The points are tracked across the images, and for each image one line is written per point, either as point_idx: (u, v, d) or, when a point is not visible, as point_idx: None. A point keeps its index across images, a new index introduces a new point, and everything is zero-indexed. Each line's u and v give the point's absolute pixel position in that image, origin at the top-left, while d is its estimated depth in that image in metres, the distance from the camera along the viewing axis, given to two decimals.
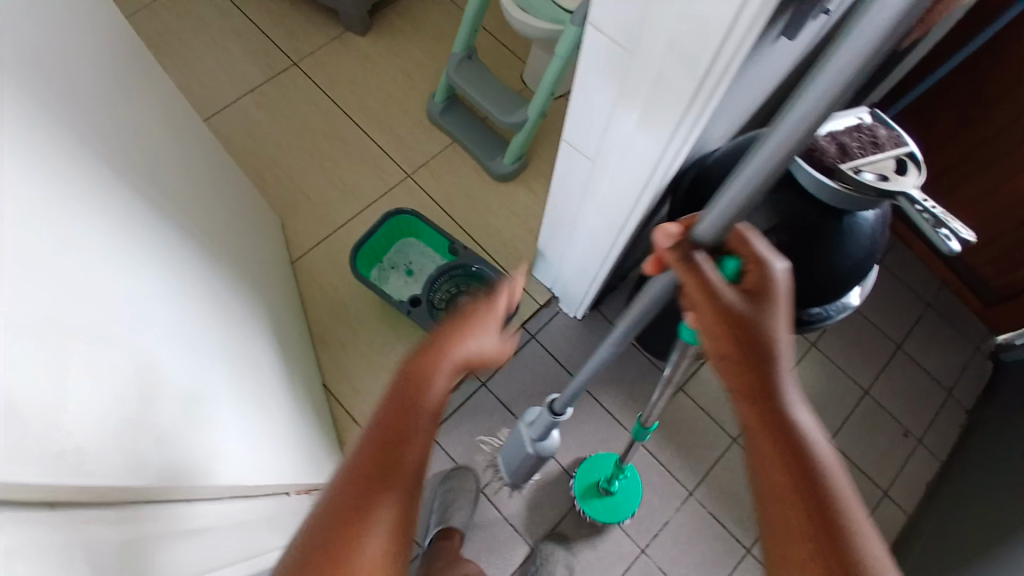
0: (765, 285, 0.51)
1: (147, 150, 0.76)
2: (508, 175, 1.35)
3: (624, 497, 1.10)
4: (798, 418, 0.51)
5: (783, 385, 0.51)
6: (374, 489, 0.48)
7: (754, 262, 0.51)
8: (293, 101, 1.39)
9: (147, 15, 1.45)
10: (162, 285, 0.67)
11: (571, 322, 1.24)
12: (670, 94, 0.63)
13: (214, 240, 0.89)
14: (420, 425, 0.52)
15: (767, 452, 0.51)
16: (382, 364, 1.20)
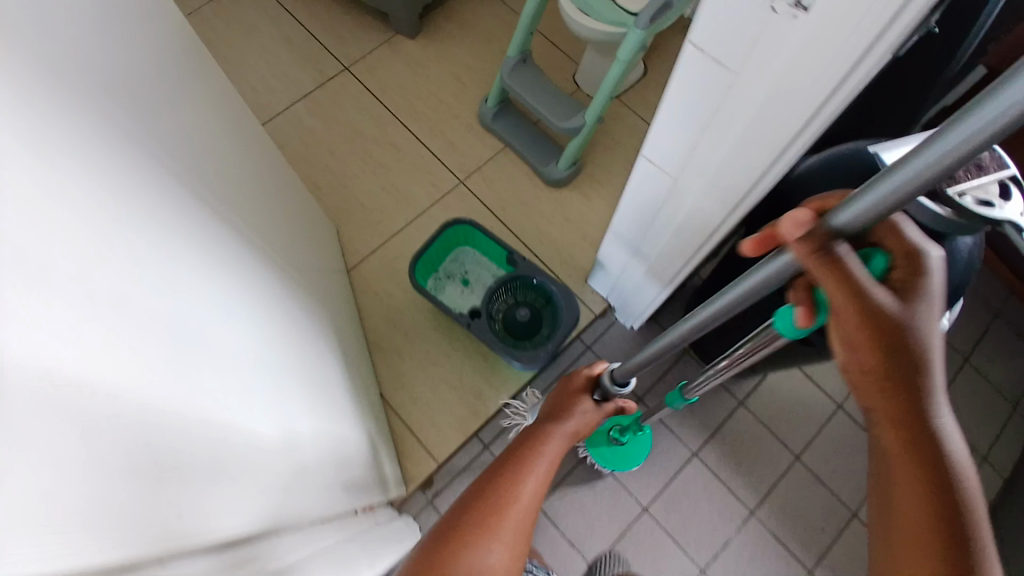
0: (921, 284, 0.43)
1: (235, 179, 0.76)
2: (562, 181, 1.32)
3: (635, 449, 1.10)
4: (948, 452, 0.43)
5: (934, 407, 0.43)
6: (478, 522, 0.60)
7: (909, 258, 0.44)
8: (345, 106, 1.39)
9: (200, 19, 1.46)
10: (248, 322, 0.68)
11: (627, 333, 1.24)
12: (770, 127, 0.59)
13: (283, 254, 0.89)
14: (537, 469, 0.68)
15: (898, 468, 0.44)
16: (438, 373, 1.20)
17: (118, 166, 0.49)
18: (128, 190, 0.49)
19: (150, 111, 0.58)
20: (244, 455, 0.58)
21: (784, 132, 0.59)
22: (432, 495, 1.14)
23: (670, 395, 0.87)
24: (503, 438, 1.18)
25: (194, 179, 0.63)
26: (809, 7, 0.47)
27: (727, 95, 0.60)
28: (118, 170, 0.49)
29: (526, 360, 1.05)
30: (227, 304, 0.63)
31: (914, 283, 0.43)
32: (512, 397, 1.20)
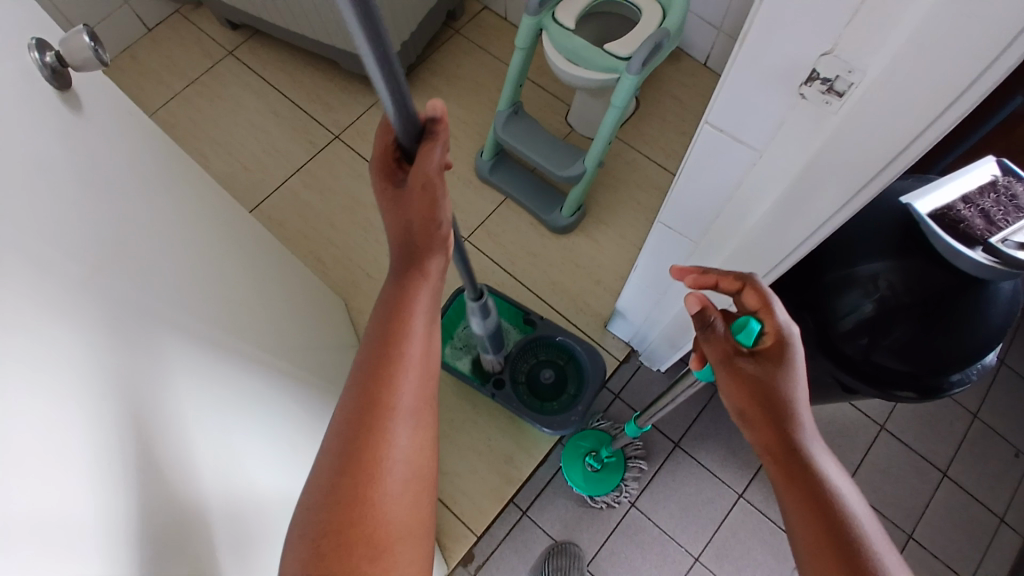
0: (783, 342, 0.56)
1: (243, 300, 0.74)
2: (568, 227, 1.30)
3: (612, 476, 1.11)
4: (822, 464, 0.53)
5: (808, 444, 0.54)
6: (367, 448, 0.46)
7: (774, 325, 0.57)
8: (338, 175, 1.37)
9: (181, 102, 1.45)
10: (258, 466, 0.65)
11: (655, 375, 1.20)
12: (804, 193, 0.56)
13: (295, 350, 0.86)
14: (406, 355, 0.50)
15: (794, 502, 0.52)
16: (466, 442, 1.16)
17: (108, 348, 0.46)
18: (122, 374, 0.46)
19: (151, 265, 0.56)
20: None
21: (823, 198, 0.55)
22: (475, 570, 1.08)
23: (629, 426, 0.99)
24: (541, 500, 1.13)
25: (196, 321, 0.61)
26: (842, 93, 0.45)
27: (753, 166, 0.58)
28: (112, 357, 0.46)
29: (556, 427, 1.01)
30: (237, 438, 0.61)
31: (780, 347, 0.56)
32: (545, 456, 1.15)
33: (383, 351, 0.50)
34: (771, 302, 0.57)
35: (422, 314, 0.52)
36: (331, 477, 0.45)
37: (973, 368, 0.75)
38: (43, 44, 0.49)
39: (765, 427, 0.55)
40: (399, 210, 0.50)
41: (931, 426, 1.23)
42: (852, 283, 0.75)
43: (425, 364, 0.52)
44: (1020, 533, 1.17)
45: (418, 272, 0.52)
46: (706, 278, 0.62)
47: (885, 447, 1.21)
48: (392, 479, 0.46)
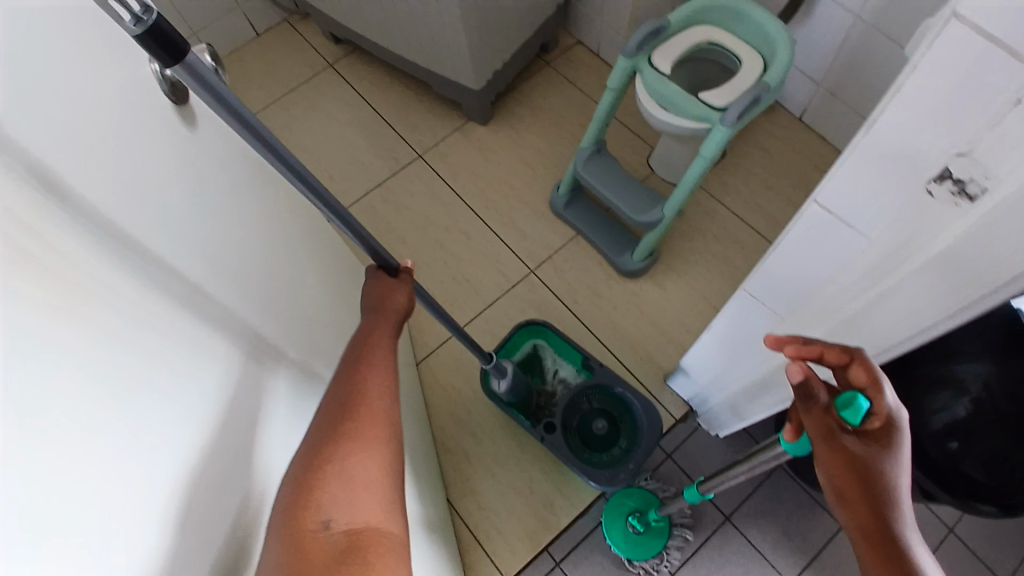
0: (892, 426, 0.49)
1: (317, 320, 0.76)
2: (638, 271, 1.26)
3: (655, 538, 1.05)
4: (922, 561, 0.47)
5: (906, 537, 0.48)
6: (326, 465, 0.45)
7: (884, 407, 0.49)
8: (416, 194, 1.40)
9: (279, 107, 1.52)
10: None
11: (711, 439, 1.15)
12: (924, 283, 0.51)
13: None
14: (368, 381, 0.52)
15: None
16: (507, 480, 1.15)
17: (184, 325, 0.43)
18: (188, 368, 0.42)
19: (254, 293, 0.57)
20: None
21: (950, 293, 0.50)
22: None
23: (689, 492, 0.93)
24: (575, 553, 1.09)
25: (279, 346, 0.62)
26: (975, 197, 0.41)
27: (861, 253, 0.54)
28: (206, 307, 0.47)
29: (604, 482, 0.97)
30: None
31: (888, 432, 0.49)
32: (586, 507, 1.11)
33: (348, 373, 0.52)
34: (882, 381, 0.49)
35: (384, 347, 0.56)
36: (300, 487, 0.44)
37: None
38: (162, 60, 0.48)
39: (864, 521, 0.49)
40: (383, 287, 0.60)
41: (1016, 543, 1.11)
42: (947, 379, 0.75)
43: (393, 385, 0.53)
44: None
45: (381, 318, 0.58)
46: (808, 349, 0.53)
47: (962, 557, 1.09)
48: (361, 497, 0.44)
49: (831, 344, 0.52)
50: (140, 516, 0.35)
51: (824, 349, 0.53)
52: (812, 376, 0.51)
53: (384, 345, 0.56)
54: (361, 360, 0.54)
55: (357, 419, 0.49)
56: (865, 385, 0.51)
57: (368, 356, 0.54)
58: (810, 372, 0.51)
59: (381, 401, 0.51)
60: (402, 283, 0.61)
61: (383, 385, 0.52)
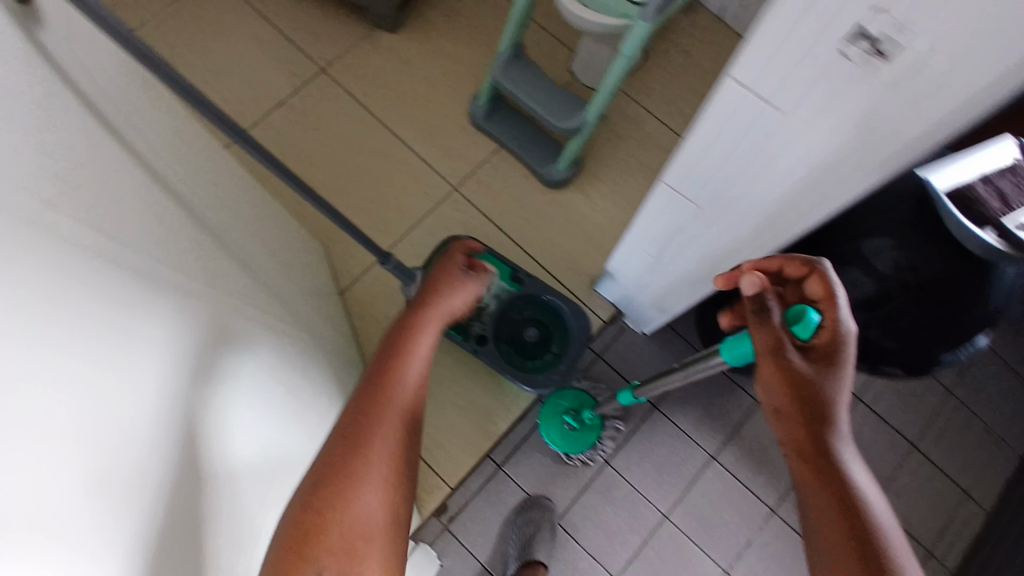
0: (837, 339, 0.55)
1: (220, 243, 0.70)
2: (562, 181, 1.25)
3: (590, 431, 1.11)
4: (850, 468, 0.53)
5: (839, 447, 0.54)
6: (351, 463, 0.53)
7: (832, 318, 0.56)
8: (326, 112, 1.30)
9: (153, 20, 1.34)
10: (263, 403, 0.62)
11: (639, 338, 1.21)
12: (837, 154, 0.54)
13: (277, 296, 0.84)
14: (405, 378, 0.60)
15: (818, 500, 0.52)
16: (444, 399, 1.13)
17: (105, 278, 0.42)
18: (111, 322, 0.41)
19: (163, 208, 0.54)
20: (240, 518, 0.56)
21: (860, 160, 0.53)
22: (447, 520, 1.10)
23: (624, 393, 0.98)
24: (516, 454, 1.14)
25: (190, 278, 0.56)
26: (889, 52, 0.43)
27: (776, 131, 0.55)
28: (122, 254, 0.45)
29: (538, 385, 1.01)
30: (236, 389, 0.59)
31: (832, 344, 0.55)
32: (524, 412, 1.15)
33: (382, 367, 0.61)
34: (836, 294, 0.56)
35: (427, 345, 0.66)
36: (327, 475, 0.53)
37: (965, 348, 0.74)
38: None
39: (798, 433, 0.55)
40: (450, 284, 0.77)
41: (906, 401, 1.25)
42: (859, 259, 0.73)
43: (421, 383, 0.63)
44: (979, 507, 1.24)
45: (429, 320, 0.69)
46: (771, 262, 0.62)
47: (859, 418, 1.23)
48: (366, 504, 0.52)
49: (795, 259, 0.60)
50: (76, 482, 0.35)
51: (786, 261, 0.60)
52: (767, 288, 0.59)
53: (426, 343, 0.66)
54: (400, 356, 0.62)
55: (383, 415, 0.57)
56: (820, 299, 0.58)
57: (413, 350, 0.64)
58: (764, 286, 0.59)
59: (406, 403, 0.59)
60: (468, 279, 0.79)
61: (415, 384, 0.61)
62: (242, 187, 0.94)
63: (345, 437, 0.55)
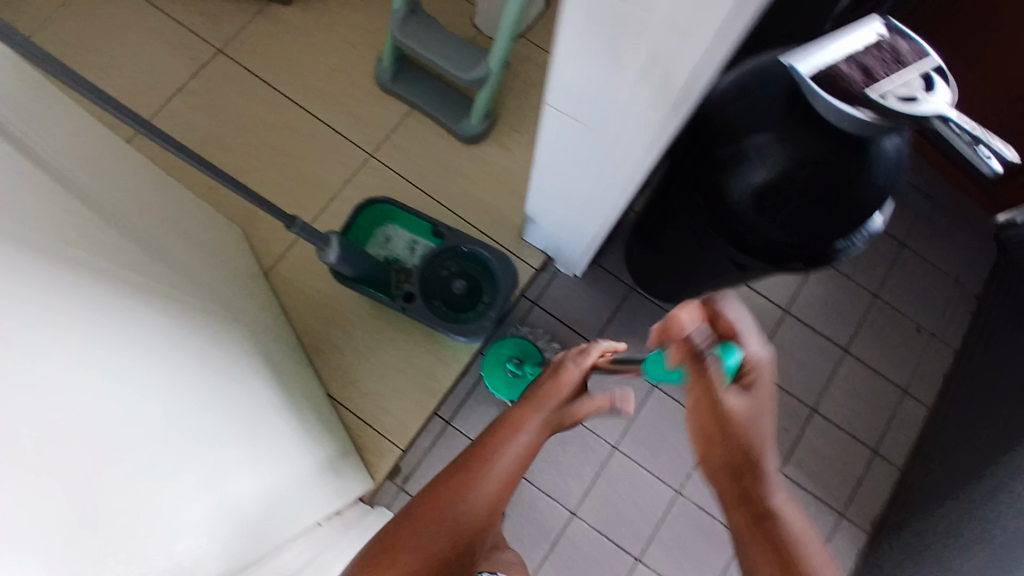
0: (756, 374, 0.54)
1: (116, 221, 0.66)
2: (478, 135, 1.24)
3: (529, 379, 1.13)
4: (785, 516, 0.51)
5: (773, 497, 0.52)
6: (402, 539, 0.56)
7: (750, 355, 0.54)
8: (228, 93, 1.26)
9: (28, 14, 1.26)
10: (172, 379, 0.61)
11: (572, 281, 1.24)
12: (679, 31, 0.52)
13: (193, 272, 0.82)
14: (497, 466, 0.62)
15: (756, 555, 0.50)
16: (385, 361, 1.16)
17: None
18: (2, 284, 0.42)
19: (38, 196, 0.53)
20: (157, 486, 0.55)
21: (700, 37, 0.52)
22: (402, 481, 1.14)
23: None
24: (463, 409, 1.17)
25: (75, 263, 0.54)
26: None
27: (627, 14, 0.54)
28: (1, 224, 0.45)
29: (470, 335, 1.01)
30: (139, 358, 0.57)
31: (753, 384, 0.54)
32: (466, 367, 1.17)
33: (483, 446, 0.65)
34: (750, 326, 0.55)
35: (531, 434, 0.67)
36: (376, 549, 0.56)
37: (858, 234, 0.76)
38: None
39: (728, 485, 0.53)
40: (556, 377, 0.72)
41: (840, 310, 1.31)
42: (741, 160, 0.74)
43: (512, 478, 0.64)
44: (920, 402, 1.30)
45: (538, 401, 0.69)
46: None
47: (791, 330, 1.29)
48: (402, 567, 0.54)
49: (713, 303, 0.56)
50: None
51: None
52: (699, 330, 0.54)
53: (529, 435, 0.67)
54: (499, 438, 0.65)
55: (445, 493, 0.59)
56: None
57: (505, 433, 0.66)
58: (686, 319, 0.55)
59: (490, 486, 0.61)
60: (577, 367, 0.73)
61: (506, 474, 0.63)
62: (144, 171, 0.90)
63: (412, 514, 0.59)
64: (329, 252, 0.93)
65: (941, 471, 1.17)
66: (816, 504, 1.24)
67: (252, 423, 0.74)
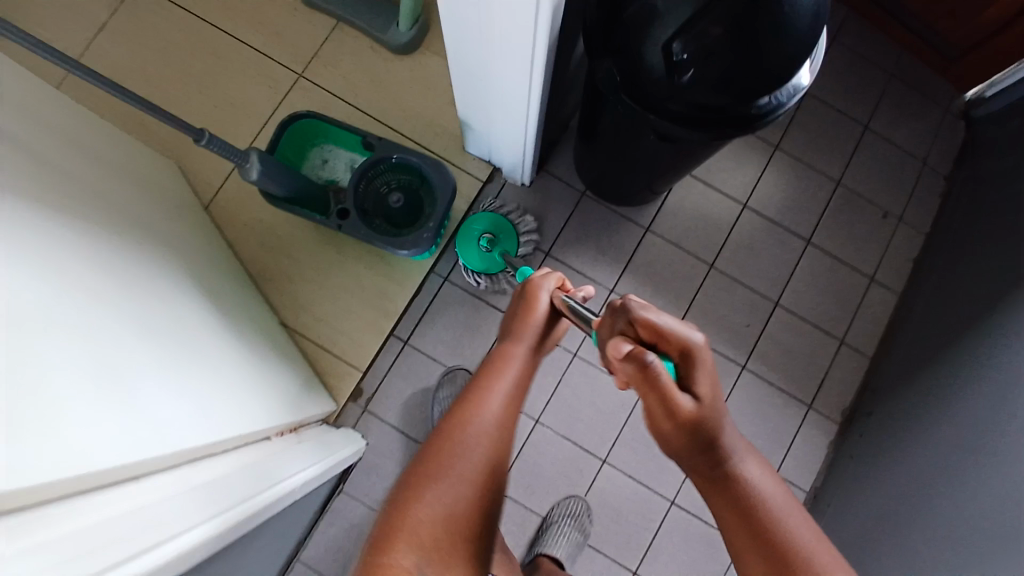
0: (697, 367, 0.59)
1: (6, 138, 0.62)
2: (410, 44, 1.17)
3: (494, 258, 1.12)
4: (749, 480, 0.55)
5: (734, 460, 0.56)
6: (436, 468, 0.55)
7: (682, 346, 0.60)
8: (145, 23, 1.19)
9: None
10: (74, 288, 0.58)
11: (521, 192, 1.21)
12: None
13: (115, 197, 0.80)
14: (498, 391, 0.63)
15: (723, 513, 0.54)
16: (337, 287, 1.16)
17: None
18: None
19: None
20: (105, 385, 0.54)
21: None
22: (365, 402, 1.14)
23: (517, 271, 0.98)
24: (420, 327, 1.17)
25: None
26: None
27: None
28: None
29: (409, 247, 0.99)
30: (47, 268, 0.55)
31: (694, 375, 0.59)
32: (419, 287, 1.17)
33: (480, 382, 0.64)
34: (682, 334, 0.60)
35: (521, 362, 0.67)
36: (401, 488, 0.54)
37: (784, 89, 0.71)
38: None
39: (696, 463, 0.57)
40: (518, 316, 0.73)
41: (804, 201, 1.27)
42: (651, 16, 0.68)
43: (516, 404, 0.64)
44: (889, 288, 1.26)
45: (515, 338, 0.70)
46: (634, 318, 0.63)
47: (752, 225, 1.25)
48: (442, 496, 0.53)
49: (647, 320, 0.61)
50: None
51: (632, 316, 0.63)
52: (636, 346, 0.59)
53: (519, 363, 0.67)
54: (495, 370, 0.65)
55: (464, 425, 0.58)
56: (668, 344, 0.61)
57: (501, 366, 0.66)
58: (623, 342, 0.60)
59: (501, 413, 0.61)
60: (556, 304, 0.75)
61: (509, 398, 0.63)
62: (55, 93, 0.84)
63: (430, 447, 0.57)
64: (250, 167, 0.88)
65: (908, 352, 1.17)
66: (786, 398, 1.21)
67: (189, 338, 0.74)
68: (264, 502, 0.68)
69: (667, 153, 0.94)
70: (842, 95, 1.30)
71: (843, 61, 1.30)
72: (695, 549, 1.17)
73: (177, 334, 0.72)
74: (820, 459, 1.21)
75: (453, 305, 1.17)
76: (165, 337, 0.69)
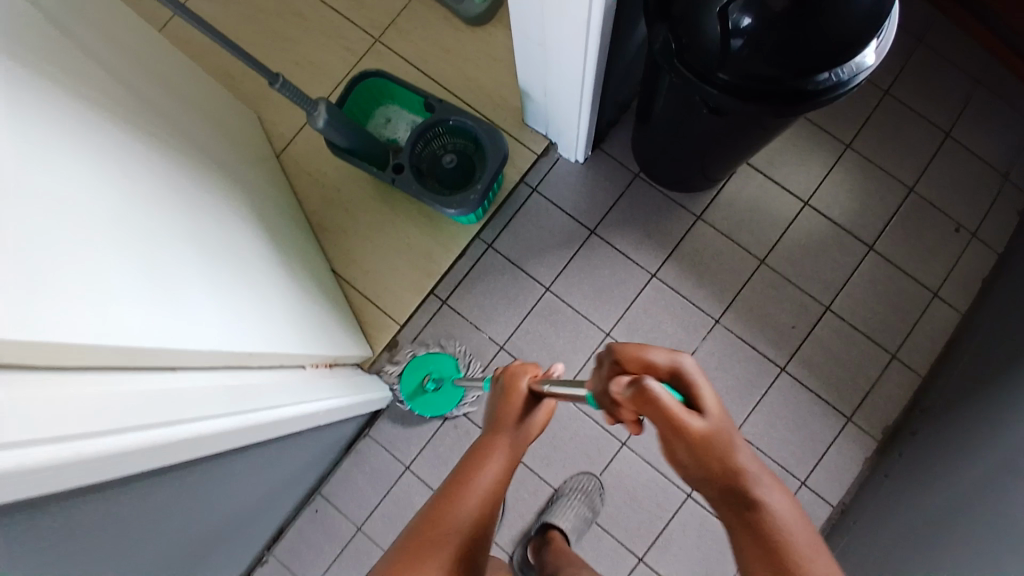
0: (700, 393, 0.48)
1: (89, 70, 0.69)
2: (481, 17, 1.21)
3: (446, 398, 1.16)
4: (776, 514, 0.44)
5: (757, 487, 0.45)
6: None
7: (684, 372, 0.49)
8: None
9: None
10: (134, 198, 0.64)
11: (573, 168, 1.22)
12: None
13: (186, 130, 0.87)
14: (459, 511, 0.58)
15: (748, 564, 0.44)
16: (386, 243, 1.21)
17: None
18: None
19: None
20: (147, 285, 0.59)
21: None
22: (400, 354, 1.19)
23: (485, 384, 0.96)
24: (460, 289, 1.20)
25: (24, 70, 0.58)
26: None
27: None
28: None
29: (455, 206, 1.02)
30: (108, 179, 0.61)
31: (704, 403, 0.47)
32: (463, 251, 1.21)
33: (442, 500, 0.59)
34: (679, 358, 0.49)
35: (492, 469, 0.62)
36: None
37: (844, 68, 0.69)
38: None
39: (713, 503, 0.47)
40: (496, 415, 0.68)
41: (870, 204, 1.21)
42: None
43: (482, 522, 0.58)
44: (951, 306, 1.18)
45: (487, 444, 0.64)
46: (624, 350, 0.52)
47: (810, 224, 1.21)
48: None
49: (633, 353, 0.50)
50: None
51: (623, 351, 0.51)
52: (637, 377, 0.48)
53: (490, 471, 0.61)
54: (459, 484, 0.60)
55: (419, 551, 0.55)
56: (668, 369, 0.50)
57: (466, 478, 0.61)
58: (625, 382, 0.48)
59: (460, 536, 0.56)
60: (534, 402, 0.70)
61: (471, 518, 0.58)
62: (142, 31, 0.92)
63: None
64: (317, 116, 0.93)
65: (963, 373, 1.09)
66: (823, 406, 1.17)
67: (238, 261, 0.79)
68: (259, 419, 0.72)
69: (716, 135, 0.92)
70: (925, 98, 1.22)
71: (931, 63, 1.23)
72: (708, 546, 1.15)
73: (231, 258, 0.78)
74: (853, 474, 1.15)
75: (492, 273, 1.20)
76: (218, 259, 0.75)
